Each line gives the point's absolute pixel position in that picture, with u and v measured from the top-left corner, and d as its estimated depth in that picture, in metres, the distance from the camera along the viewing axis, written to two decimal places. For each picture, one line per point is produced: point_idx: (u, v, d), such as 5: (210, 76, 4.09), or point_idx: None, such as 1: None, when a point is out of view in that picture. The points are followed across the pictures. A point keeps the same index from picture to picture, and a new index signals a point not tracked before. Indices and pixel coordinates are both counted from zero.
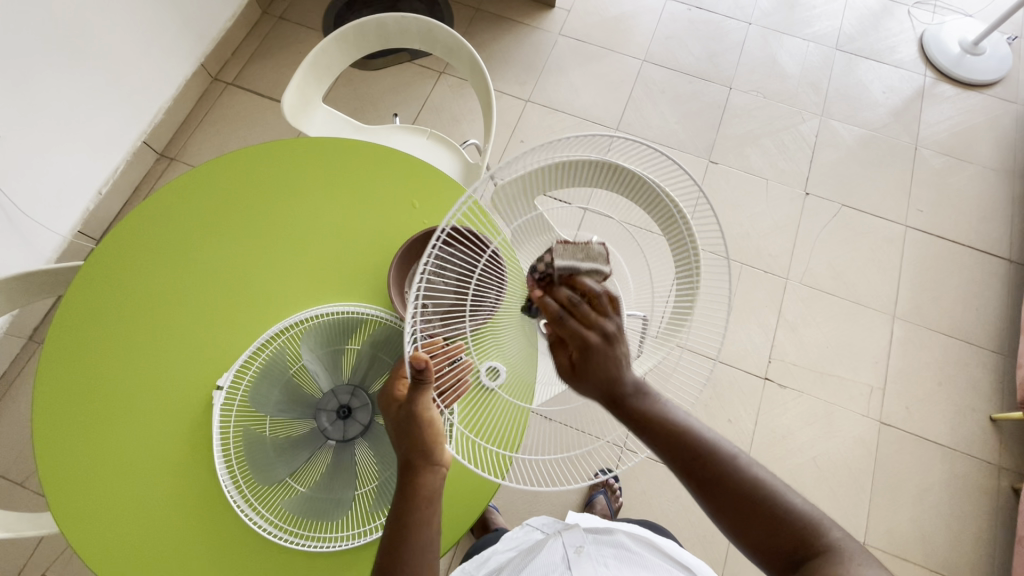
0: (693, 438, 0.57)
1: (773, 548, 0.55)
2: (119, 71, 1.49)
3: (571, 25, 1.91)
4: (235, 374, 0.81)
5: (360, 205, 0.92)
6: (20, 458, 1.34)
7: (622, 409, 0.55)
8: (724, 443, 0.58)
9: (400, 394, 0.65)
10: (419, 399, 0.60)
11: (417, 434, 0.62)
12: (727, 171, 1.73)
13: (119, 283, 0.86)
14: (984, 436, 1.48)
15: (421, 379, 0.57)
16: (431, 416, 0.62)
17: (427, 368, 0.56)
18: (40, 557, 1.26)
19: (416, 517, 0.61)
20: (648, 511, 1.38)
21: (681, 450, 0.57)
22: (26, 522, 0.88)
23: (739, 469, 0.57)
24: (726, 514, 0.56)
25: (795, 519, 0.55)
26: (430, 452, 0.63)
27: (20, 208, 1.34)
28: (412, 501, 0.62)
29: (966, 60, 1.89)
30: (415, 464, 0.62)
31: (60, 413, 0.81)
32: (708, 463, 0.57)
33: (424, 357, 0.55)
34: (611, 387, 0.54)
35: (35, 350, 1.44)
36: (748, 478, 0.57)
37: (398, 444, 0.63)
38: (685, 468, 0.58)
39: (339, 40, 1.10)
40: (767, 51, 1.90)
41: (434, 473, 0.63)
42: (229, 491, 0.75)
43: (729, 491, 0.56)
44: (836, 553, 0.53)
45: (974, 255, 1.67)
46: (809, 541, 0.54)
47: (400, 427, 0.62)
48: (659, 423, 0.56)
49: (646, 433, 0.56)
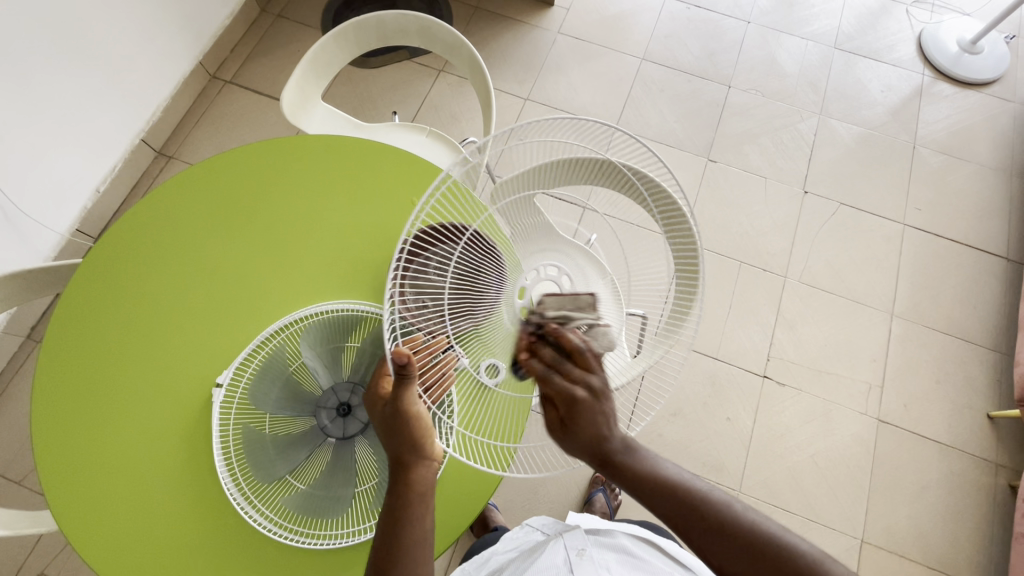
0: (682, 492, 0.60)
1: (751, 572, 0.56)
2: (117, 69, 1.48)
3: (570, 23, 1.91)
4: (235, 372, 0.80)
5: (358, 202, 0.92)
6: (18, 457, 1.34)
7: (610, 467, 0.60)
8: (697, 481, 0.61)
9: (385, 392, 0.66)
10: (404, 395, 0.60)
11: (405, 430, 0.63)
12: (726, 169, 1.73)
13: (118, 281, 0.86)
14: (982, 434, 1.49)
15: (404, 374, 0.58)
16: (417, 411, 0.62)
17: (410, 362, 0.56)
18: (39, 556, 1.26)
19: (410, 512, 0.63)
20: (647, 509, 1.39)
21: (655, 493, 0.60)
22: (25, 520, 0.88)
23: (713, 503, 0.59)
24: (706, 546, 0.58)
25: (771, 543, 0.56)
26: (420, 448, 0.64)
27: (18, 207, 1.33)
28: (407, 496, 0.64)
29: (964, 59, 1.89)
30: (405, 460, 0.64)
31: (61, 411, 0.80)
32: (682, 502, 0.60)
33: (406, 351, 0.55)
34: (598, 445, 0.58)
35: (33, 349, 1.43)
36: (744, 523, 0.58)
37: (387, 441, 0.64)
38: (663, 512, 0.61)
39: (339, 38, 1.10)
40: (766, 49, 1.90)
41: (426, 466, 0.65)
42: (229, 489, 0.75)
43: (703, 523, 0.58)
44: (811, 572, 0.54)
45: (972, 254, 1.67)
46: (785, 561, 0.55)
47: (388, 424, 0.63)
48: (637, 473, 0.60)
49: (640, 493, 0.60)
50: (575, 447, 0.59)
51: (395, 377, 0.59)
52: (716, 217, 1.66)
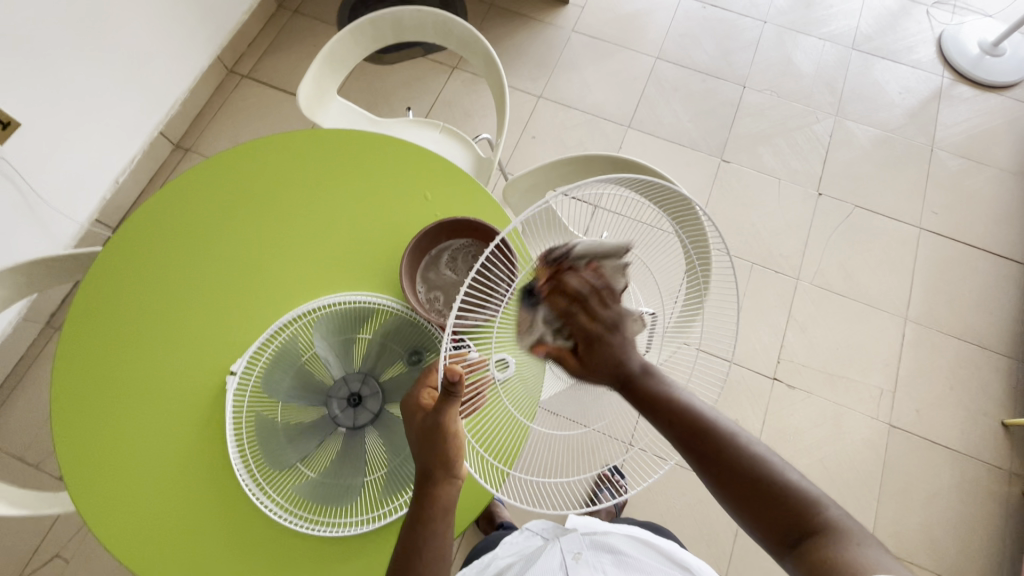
0: (693, 413, 0.57)
1: (769, 522, 0.55)
2: (137, 61, 1.51)
3: (585, 21, 1.91)
4: (249, 360, 0.82)
5: (370, 196, 0.93)
6: (36, 440, 1.37)
7: (627, 390, 0.57)
8: (722, 420, 0.58)
9: (427, 403, 0.64)
10: (446, 411, 0.58)
11: (439, 445, 0.61)
12: (739, 170, 1.72)
13: (134, 272, 0.88)
14: (996, 441, 1.47)
15: (452, 392, 0.55)
16: (455, 428, 0.61)
17: (460, 381, 0.54)
18: (55, 538, 1.29)
19: (433, 527, 0.63)
20: (652, 509, 1.38)
21: (683, 426, 0.57)
22: (43, 501, 0.90)
23: (737, 447, 0.57)
24: (726, 487, 0.57)
25: (791, 496, 0.55)
26: (450, 465, 0.62)
27: (40, 196, 1.36)
28: (429, 510, 0.63)
29: (985, 61, 1.86)
30: (434, 475, 0.62)
31: (79, 396, 0.82)
32: (707, 439, 0.57)
33: (458, 369, 0.53)
34: (619, 373, 0.55)
35: (51, 335, 1.46)
36: (745, 452, 0.57)
37: (418, 454, 0.63)
38: (685, 444, 0.58)
39: (356, 33, 1.11)
40: (782, 50, 1.89)
41: (452, 485, 0.63)
42: (240, 474, 0.76)
43: (725, 464, 0.57)
44: (834, 532, 0.52)
45: (989, 259, 1.65)
46: (805, 518, 0.54)
47: (425, 437, 0.61)
48: (664, 408, 0.57)
49: (654, 413, 0.57)
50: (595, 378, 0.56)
51: (441, 392, 0.57)
52: (730, 217, 1.65)
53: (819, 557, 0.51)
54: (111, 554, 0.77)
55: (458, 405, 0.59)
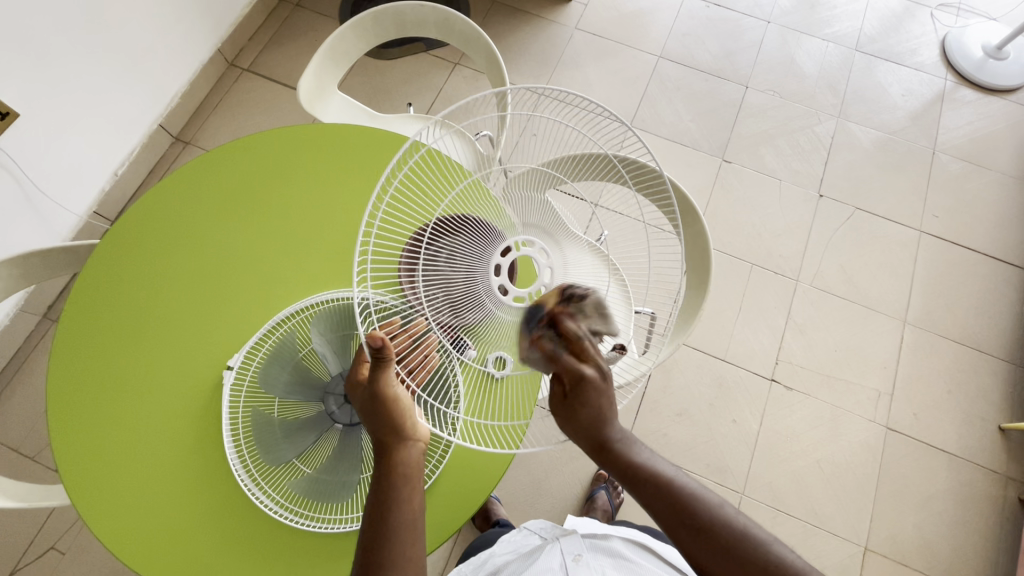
0: (675, 487, 0.59)
1: None
2: (138, 53, 1.50)
3: (588, 19, 1.90)
4: (246, 355, 0.82)
5: (369, 193, 0.92)
6: (33, 431, 1.37)
7: (604, 454, 0.59)
8: (708, 494, 0.58)
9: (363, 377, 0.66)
10: (381, 376, 0.60)
11: (383, 412, 0.62)
12: (740, 170, 1.72)
13: (132, 266, 0.87)
14: (992, 446, 1.47)
15: (381, 358, 0.57)
16: (394, 393, 0.62)
17: (385, 347, 0.55)
18: (51, 530, 1.29)
19: (395, 494, 0.62)
20: (649, 508, 1.38)
21: (667, 501, 0.58)
22: (39, 494, 0.90)
23: (727, 521, 0.57)
24: (713, 564, 0.56)
25: (790, 572, 0.54)
26: (399, 428, 0.64)
27: (39, 188, 1.36)
28: (390, 479, 0.62)
29: (988, 64, 1.86)
30: (383, 441, 0.63)
31: (76, 390, 0.82)
32: (694, 515, 0.57)
33: (379, 335, 0.54)
34: (594, 432, 0.56)
35: (49, 327, 1.46)
36: (735, 525, 0.57)
37: (367, 423, 0.64)
38: (673, 520, 0.58)
39: (358, 28, 1.10)
40: (785, 50, 1.88)
41: (407, 446, 0.64)
42: (236, 468, 0.77)
43: (715, 541, 0.56)
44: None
45: (989, 263, 1.65)
46: None
47: (367, 407, 0.63)
48: (645, 479, 0.59)
49: (634, 485, 0.60)
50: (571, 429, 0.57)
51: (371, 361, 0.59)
52: (730, 217, 1.65)
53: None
54: (106, 548, 0.77)
55: (393, 370, 0.60)
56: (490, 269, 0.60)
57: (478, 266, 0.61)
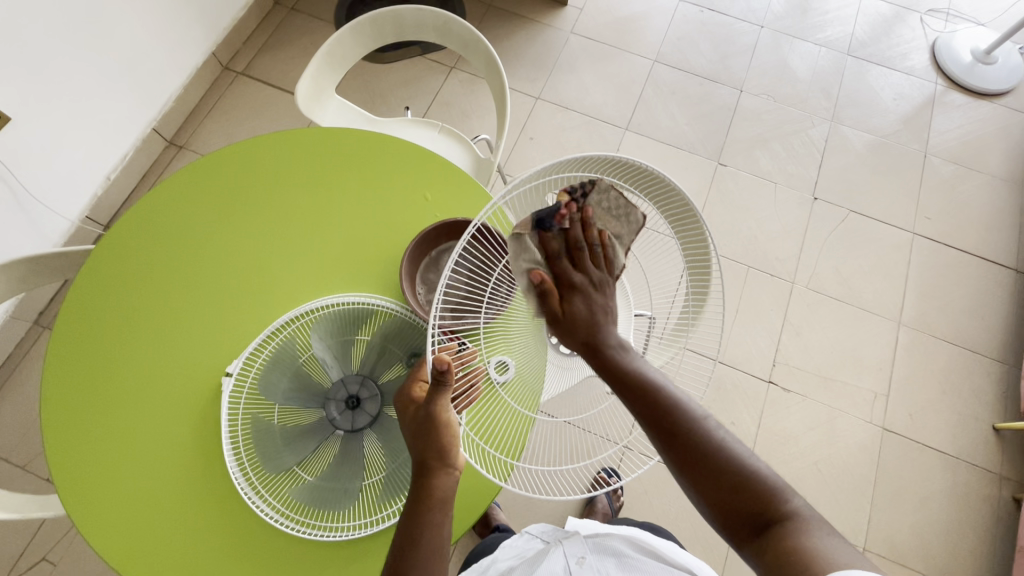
0: (663, 394, 0.57)
1: (738, 510, 0.54)
2: (131, 56, 1.49)
3: (583, 23, 1.91)
4: (245, 361, 0.80)
5: (370, 196, 0.92)
6: (24, 440, 1.34)
7: (599, 358, 0.58)
8: (692, 402, 0.57)
9: (418, 397, 0.66)
10: (437, 400, 0.60)
11: (432, 434, 0.62)
12: (736, 174, 1.73)
13: (127, 268, 0.86)
14: (986, 445, 1.48)
15: (441, 380, 0.58)
16: (447, 418, 0.62)
17: (448, 370, 0.57)
18: (41, 542, 1.26)
19: (428, 518, 0.62)
20: (648, 511, 1.38)
21: (653, 407, 0.56)
22: (32, 503, 0.88)
23: (704, 430, 0.56)
24: (686, 471, 0.55)
25: (759, 484, 0.54)
26: (445, 454, 0.63)
27: (31, 193, 1.34)
28: (425, 503, 0.62)
29: (978, 69, 1.89)
30: (429, 465, 0.62)
31: (70, 394, 0.81)
32: (677, 421, 0.56)
33: (446, 358, 0.56)
34: (591, 335, 0.58)
35: (40, 334, 1.44)
36: (712, 438, 0.55)
37: (413, 445, 0.64)
38: (654, 425, 0.56)
39: (356, 31, 1.10)
40: (779, 55, 1.90)
41: (448, 474, 0.63)
42: (236, 478, 0.75)
43: (696, 450, 0.55)
44: (797, 522, 0.52)
45: (981, 265, 1.67)
46: (772, 505, 0.53)
47: (417, 428, 0.63)
48: (632, 386, 0.57)
49: (624, 392, 0.57)
50: (566, 336, 0.59)
51: (431, 383, 0.59)
52: (726, 220, 1.66)
53: (780, 550, 0.51)
54: (103, 555, 0.76)
55: (448, 394, 0.61)
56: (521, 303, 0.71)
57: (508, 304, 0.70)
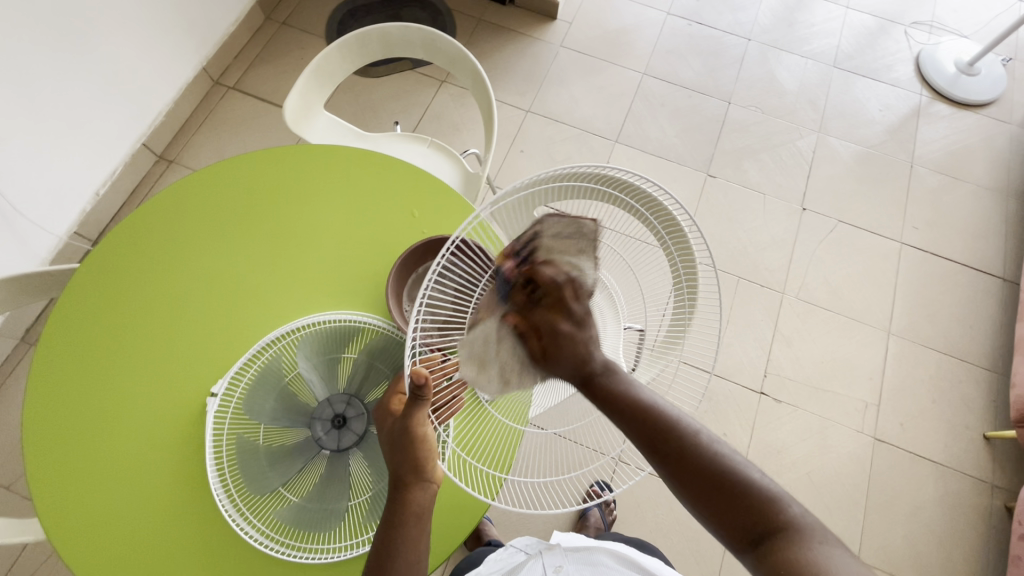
0: (654, 415, 0.56)
1: (738, 521, 0.53)
2: (120, 73, 1.49)
3: (573, 37, 1.93)
4: (230, 383, 0.80)
5: (356, 211, 0.92)
6: (8, 460, 1.33)
7: (589, 388, 0.57)
8: (686, 420, 0.57)
9: (396, 409, 0.66)
10: (415, 414, 0.60)
11: (411, 449, 0.62)
12: (725, 185, 1.74)
13: (109, 294, 0.85)
14: (978, 454, 1.49)
15: (420, 395, 0.57)
16: (424, 433, 0.62)
17: (427, 384, 0.56)
18: (24, 563, 1.25)
19: (406, 533, 0.62)
20: (641, 524, 1.37)
21: (643, 428, 0.56)
22: (12, 527, 0.86)
23: (698, 444, 0.55)
24: (688, 487, 0.55)
25: (756, 493, 0.53)
26: (421, 470, 0.63)
27: (18, 210, 1.33)
28: (400, 515, 0.63)
29: (962, 80, 1.91)
30: (405, 480, 0.63)
31: (52, 423, 0.79)
32: (670, 439, 0.55)
33: (424, 372, 0.55)
34: (581, 368, 0.56)
35: (26, 351, 1.43)
36: (708, 451, 0.55)
37: (390, 459, 0.64)
38: (647, 446, 0.56)
39: (344, 48, 1.10)
40: (766, 67, 1.92)
41: (424, 489, 0.64)
42: (220, 500, 0.74)
43: (693, 466, 0.55)
44: (795, 532, 0.52)
45: (968, 273, 1.68)
46: (768, 516, 0.53)
47: (394, 440, 0.63)
48: (626, 406, 0.56)
49: (615, 413, 0.57)
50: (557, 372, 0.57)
51: (409, 397, 0.59)
52: (716, 231, 1.67)
53: (776, 560, 0.50)
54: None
55: (427, 408, 0.61)
56: None
57: None
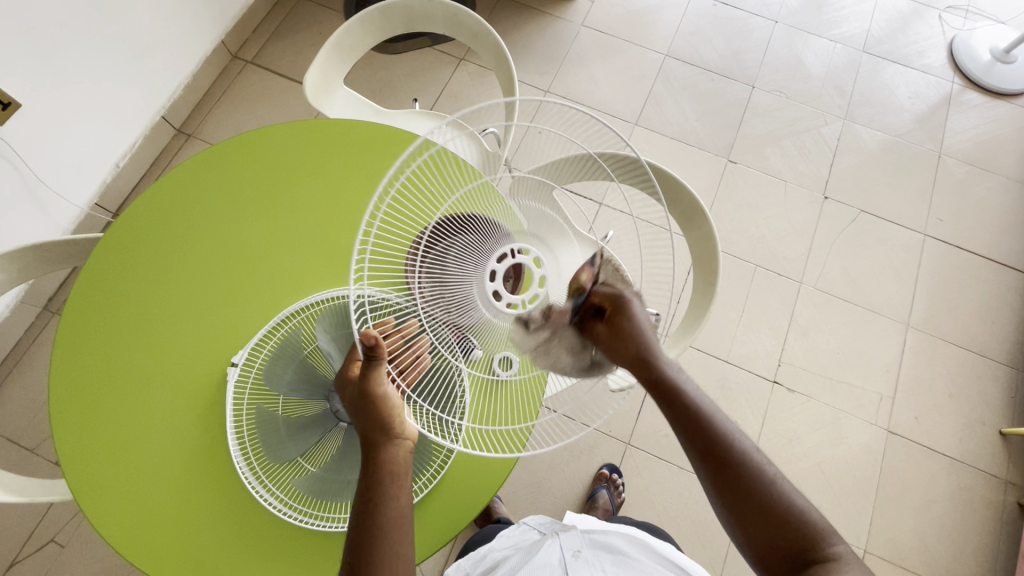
0: (712, 426, 0.58)
1: (778, 547, 0.56)
2: (140, 44, 1.48)
3: (594, 16, 1.89)
4: (250, 352, 0.81)
5: (375, 189, 0.92)
6: (32, 424, 1.36)
7: (649, 377, 0.58)
8: (743, 439, 0.59)
9: (353, 375, 0.65)
10: (372, 375, 0.57)
11: (371, 410, 0.59)
12: (745, 171, 1.71)
13: (129, 278, 0.86)
14: (993, 450, 1.47)
15: (373, 357, 0.55)
16: (385, 393, 0.59)
17: (378, 345, 0.53)
18: (49, 523, 1.29)
19: (382, 492, 0.60)
20: (650, 508, 1.38)
21: (702, 437, 0.58)
22: (39, 487, 0.89)
23: (752, 466, 0.57)
24: (729, 503, 0.57)
25: (803, 523, 0.56)
26: (388, 426, 0.60)
27: (40, 179, 1.35)
28: (376, 476, 0.60)
29: (996, 68, 1.85)
30: (373, 439, 0.60)
31: (78, 404, 0.81)
32: (729, 453, 0.57)
33: (373, 334, 0.52)
34: (643, 353, 0.56)
35: (49, 320, 1.45)
36: (762, 471, 0.57)
37: (354, 417, 0.62)
38: (701, 454, 0.58)
39: (365, 21, 1.09)
40: (793, 50, 1.87)
41: (395, 445, 0.61)
42: (241, 468, 0.77)
43: (745, 482, 0.57)
44: (841, 563, 0.54)
45: (992, 268, 1.64)
46: (814, 546, 0.55)
47: (355, 406, 0.61)
48: (682, 404, 0.58)
49: (672, 409, 0.58)
50: (617, 357, 0.56)
51: (363, 359, 0.56)
52: (735, 218, 1.65)
53: None
54: (125, 559, 0.76)
55: (386, 368, 0.58)
56: (484, 275, 0.56)
57: (471, 274, 0.56)
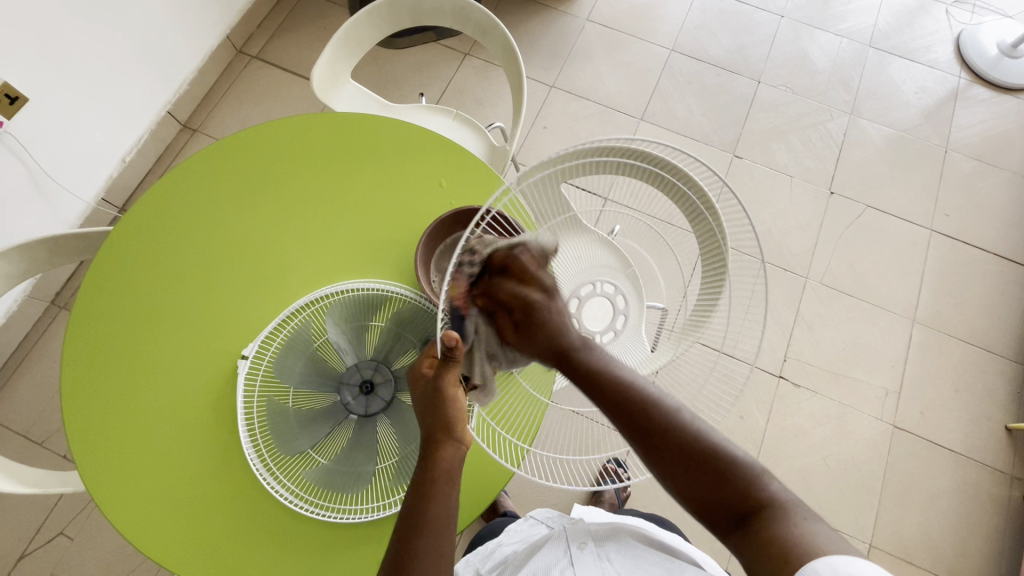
0: (632, 392, 0.58)
1: (716, 501, 0.57)
2: (146, 39, 1.48)
3: (599, 11, 1.88)
4: (260, 345, 0.81)
5: (383, 182, 0.92)
6: (41, 418, 1.37)
7: (568, 365, 0.61)
8: (667, 399, 0.59)
9: (426, 370, 0.67)
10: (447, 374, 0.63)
11: (440, 409, 0.64)
12: (751, 166, 1.71)
13: (143, 268, 0.86)
14: (998, 446, 1.47)
15: (449, 357, 0.60)
16: (455, 394, 0.63)
17: (456, 347, 0.58)
18: (60, 515, 1.29)
19: (433, 490, 0.62)
20: (655, 502, 1.39)
21: (623, 406, 0.58)
22: (51, 479, 0.90)
23: (680, 426, 0.57)
24: (664, 466, 0.57)
25: (739, 473, 0.57)
26: (451, 428, 0.64)
27: (48, 174, 1.35)
28: (430, 474, 0.63)
29: (1003, 62, 1.84)
30: (436, 439, 0.64)
31: (92, 399, 0.81)
32: (650, 415, 0.57)
33: (453, 335, 0.57)
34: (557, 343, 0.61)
35: (57, 314, 1.46)
36: (690, 429, 0.57)
37: (422, 417, 0.65)
38: (627, 423, 0.58)
39: (372, 15, 1.08)
40: (798, 45, 1.86)
41: (455, 447, 0.64)
42: (252, 460, 0.76)
43: (675, 443, 0.57)
44: (778, 506, 0.56)
45: (999, 263, 1.64)
46: (752, 493, 0.56)
47: (425, 403, 0.65)
48: (604, 383, 0.59)
49: (593, 388, 0.60)
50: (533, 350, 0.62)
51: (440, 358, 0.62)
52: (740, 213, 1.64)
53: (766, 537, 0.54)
54: (135, 547, 0.77)
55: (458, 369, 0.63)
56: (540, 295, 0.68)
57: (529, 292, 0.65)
